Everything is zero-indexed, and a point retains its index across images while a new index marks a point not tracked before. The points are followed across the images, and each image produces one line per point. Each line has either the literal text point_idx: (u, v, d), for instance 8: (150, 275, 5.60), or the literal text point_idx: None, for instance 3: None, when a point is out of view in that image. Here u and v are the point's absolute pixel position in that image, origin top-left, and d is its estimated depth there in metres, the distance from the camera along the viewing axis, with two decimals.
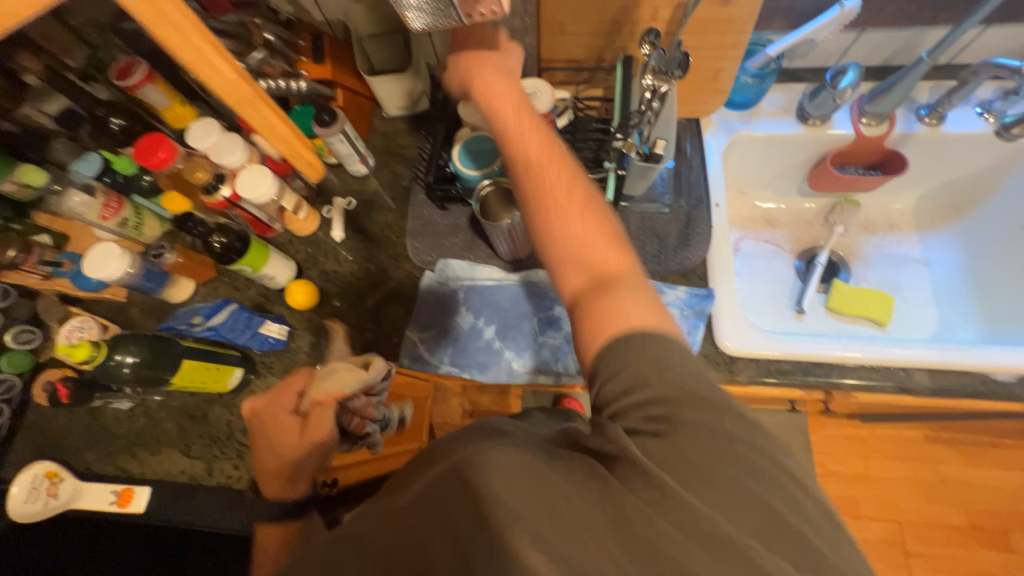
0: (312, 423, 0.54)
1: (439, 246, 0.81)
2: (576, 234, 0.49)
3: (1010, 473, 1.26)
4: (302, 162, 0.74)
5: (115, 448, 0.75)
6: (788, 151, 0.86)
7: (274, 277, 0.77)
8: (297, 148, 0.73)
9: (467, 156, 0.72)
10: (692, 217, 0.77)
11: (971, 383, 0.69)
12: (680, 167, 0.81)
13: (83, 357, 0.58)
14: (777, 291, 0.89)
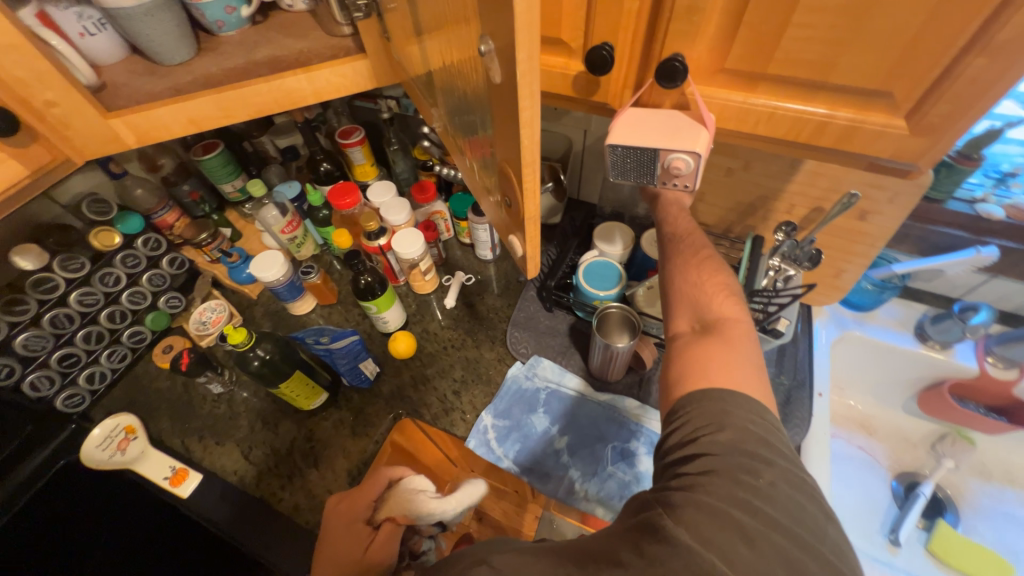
0: (380, 542, 0.56)
1: (535, 342, 0.86)
2: (714, 363, 0.49)
3: None
4: None
5: (188, 425, 0.79)
6: (902, 364, 0.84)
7: (387, 321, 0.85)
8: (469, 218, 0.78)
9: (591, 276, 0.80)
10: (791, 399, 0.76)
11: None
12: (786, 345, 0.82)
13: (238, 341, 0.63)
14: (868, 508, 0.83)
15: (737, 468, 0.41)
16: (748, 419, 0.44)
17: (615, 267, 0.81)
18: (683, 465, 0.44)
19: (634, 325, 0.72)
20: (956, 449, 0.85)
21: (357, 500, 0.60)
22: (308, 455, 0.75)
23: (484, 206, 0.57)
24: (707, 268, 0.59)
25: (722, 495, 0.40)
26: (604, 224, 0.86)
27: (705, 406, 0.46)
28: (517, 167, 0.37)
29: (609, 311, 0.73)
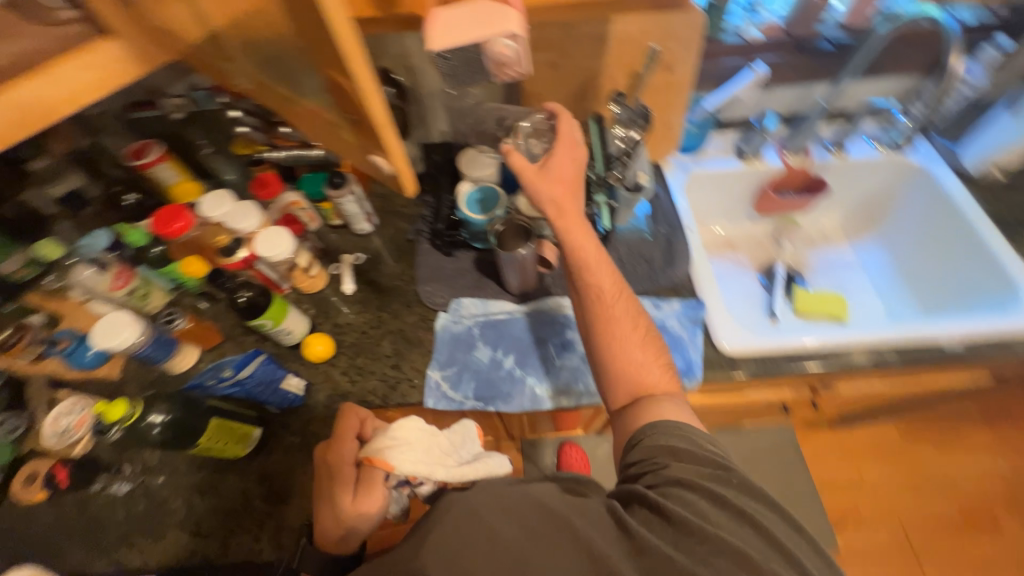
0: (367, 479, 0.61)
1: (450, 288, 0.86)
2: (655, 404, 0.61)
3: (973, 456, 1.41)
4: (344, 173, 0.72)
5: (108, 541, 0.67)
6: (736, 183, 1.03)
7: (291, 331, 0.78)
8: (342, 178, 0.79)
9: (475, 204, 0.82)
10: (672, 242, 0.89)
11: (927, 352, 0.79)
12: (653, 201, 0.94)
13: (123, 410, 0.59)
14: (750, 303, 1.00)
15: (697, 464, 0.56)
16: (700, 439, 0.59)
17: (493, 188, 0.83)
18: (662, 464, 0.57)
19: (528, 229, 0.76)
20: (788, 233, 1.09)
21: (341, 446, 0.64)
22: (269, 497, 0.70)
23: (348, 157, 0.56)
24: (639, 335, 0.65)
25: (693, 484, 0.54)
26: (466, 152, 0.88)
27: (668, 433, 0.58)
28: (338, 64, 0.38)
29: (503, 228, 0.76)
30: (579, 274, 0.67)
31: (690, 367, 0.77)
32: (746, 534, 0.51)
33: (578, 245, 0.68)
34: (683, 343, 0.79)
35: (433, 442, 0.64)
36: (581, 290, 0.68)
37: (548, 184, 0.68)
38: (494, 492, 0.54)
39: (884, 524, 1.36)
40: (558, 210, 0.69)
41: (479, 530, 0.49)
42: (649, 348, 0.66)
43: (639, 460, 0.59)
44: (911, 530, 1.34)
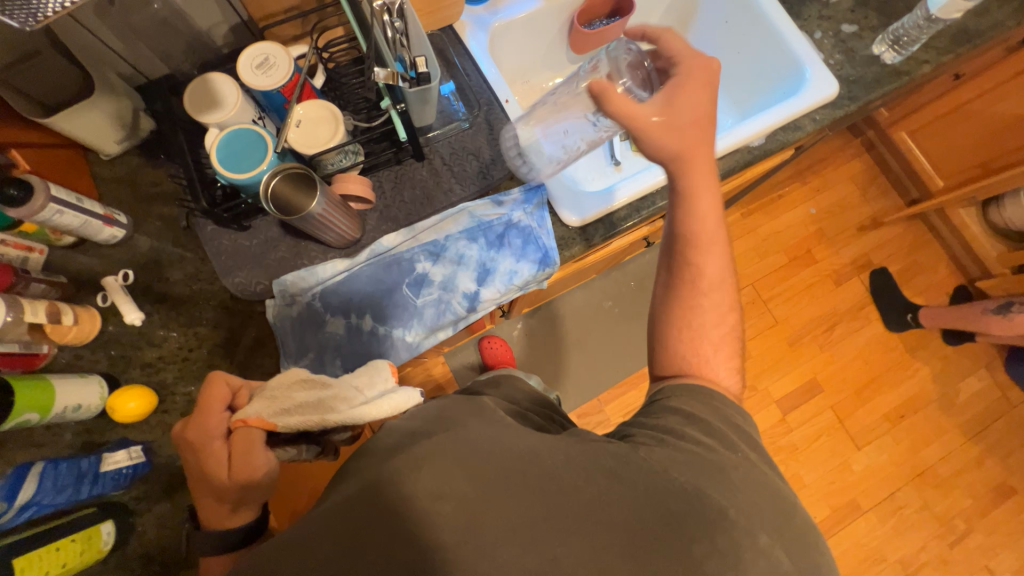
0: (239, 456, 0.52)
1: (265, 268, 0.71)
2: (703, 358, 0.62)
3: (793, 210, 1.72)
4: None
5: None
6: (541, 25, 0.91)
7: (79, 405, 0.61)
8: None
9: (233, 158, 0.62)
10: (493, 122, 0.78)
11: (741, 156, 0.84)
12: (458, 80, 0.79)
13: None
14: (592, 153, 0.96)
15: (710, 432, 0.53)
16: (728, 411, 0.57)
17: (250, 129, 0.63)
18: (674, 415, 0.55)
19: (309, 176, 0.60)
20: None
21: (203, 419, 0.54)
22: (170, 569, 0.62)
23: None
24: (719, 334, 0.63)
25: (696, 443, 0.51)
26: (192, 87, 0.63)
27: (700, 400, 0.57)
28: None
29: (276, 184, 0.59)
30: (685, 247, 0.63)
31: (546, 254, 0.75)
32: (730, 492, 0.47)
33: (704, 211, 0.63)
34: (534, 233, 0.75)
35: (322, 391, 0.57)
36: (679, 267, 0.64)
37: (675, 136, 0.60)
38: (466, 447, 0.46)
39: (741, 289, 1.67)
40: (691, 161, 0.62)
41: (421, 492, 0.42)
42: (733, 336, 0.64)
43: (658, 424, 0.54)
44: (760, 286, 1.68)
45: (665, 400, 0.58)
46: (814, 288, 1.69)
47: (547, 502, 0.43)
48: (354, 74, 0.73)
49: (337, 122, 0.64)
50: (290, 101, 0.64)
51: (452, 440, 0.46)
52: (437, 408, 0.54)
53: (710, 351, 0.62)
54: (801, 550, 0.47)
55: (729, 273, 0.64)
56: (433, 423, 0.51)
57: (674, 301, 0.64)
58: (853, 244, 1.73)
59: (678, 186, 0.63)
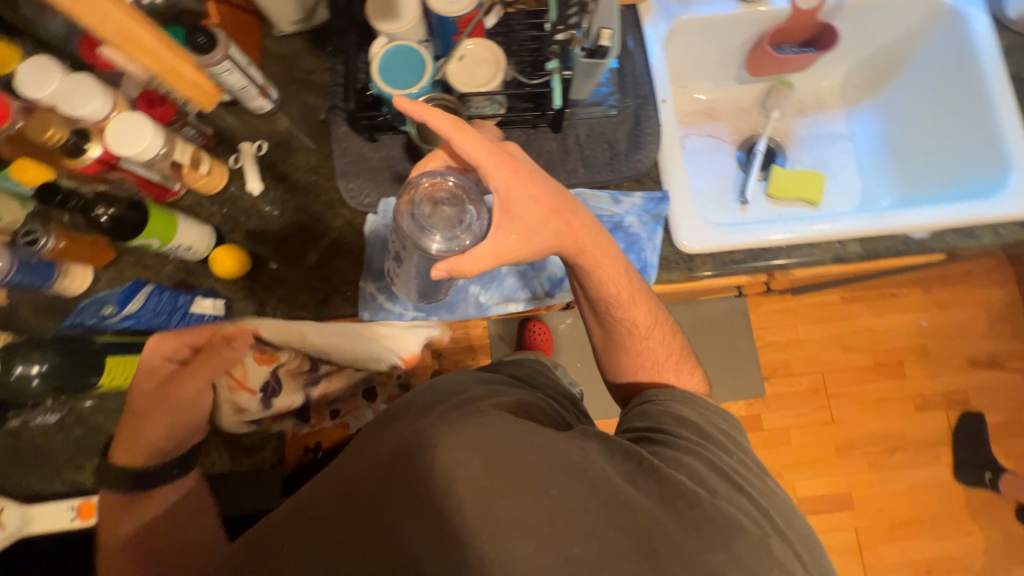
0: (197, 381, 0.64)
1: (377, 184, 0.73)
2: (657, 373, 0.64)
3: (905, 314, 1.50)
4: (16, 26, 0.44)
5: (57, 464, 0.67)
6: (727, 33, 0.84)
7: (190, 246, 0.66)
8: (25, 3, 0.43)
9: (391, 72, 0.63)
10: (641, 118, 0.74)
11: (892, 244, 0.75)
12: (623, 63, 0.76)
13: None
14: (722, 182, 0.90)
15: (702, 434, 0.53)
16: (712, 414, 0.56)
17: (413, 49, 0.64)
18: (664, 426, 0.53)
19: (456, 112, 0.61)
20: (779, 98, 0.96)
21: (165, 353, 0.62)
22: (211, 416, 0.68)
23: None
24: (669, 361, 0.64)
25: (695, 445, 0.50)
26: None
27: (686, 403, 0.56)
28: None
29: None
30: (608, 309, 0.62)
31: (643, 269, 0.71)
32: (745, 506, 0.46)
33: (609, 277, 0.60)
34: (638, 243, 0.72)
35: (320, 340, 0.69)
36: (610, 324, 0.64)
37: (547, 234, 0.54)
38: (468, 425, 0.44)
39: (810, 373, 1.49)
40: (577, 247, 0.57)
41: (435, 470, 0.41)
42: (666, 346, 0.65)
43: (654, 426, 0.54)
44: (831, 379, 1.49)
45: (647, 404, 0.57)
46: (891, 403, 1.49)
47: (558, 495, 0.42)
48: (526, 26, 0.71)
49: (496, 69, 0.63)
50: (462, 34, 0.64)
51: (471, 421, 0.44)
52: (423, 392, 0.54)
53: (660, 367, 0.64)
54: (812, 556, 0.46)
55: (655, 314, 0.64)
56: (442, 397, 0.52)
57: (611, 338, 0.65)
58: (955, 376, 1.51)
59: (579, 265, 0.59)
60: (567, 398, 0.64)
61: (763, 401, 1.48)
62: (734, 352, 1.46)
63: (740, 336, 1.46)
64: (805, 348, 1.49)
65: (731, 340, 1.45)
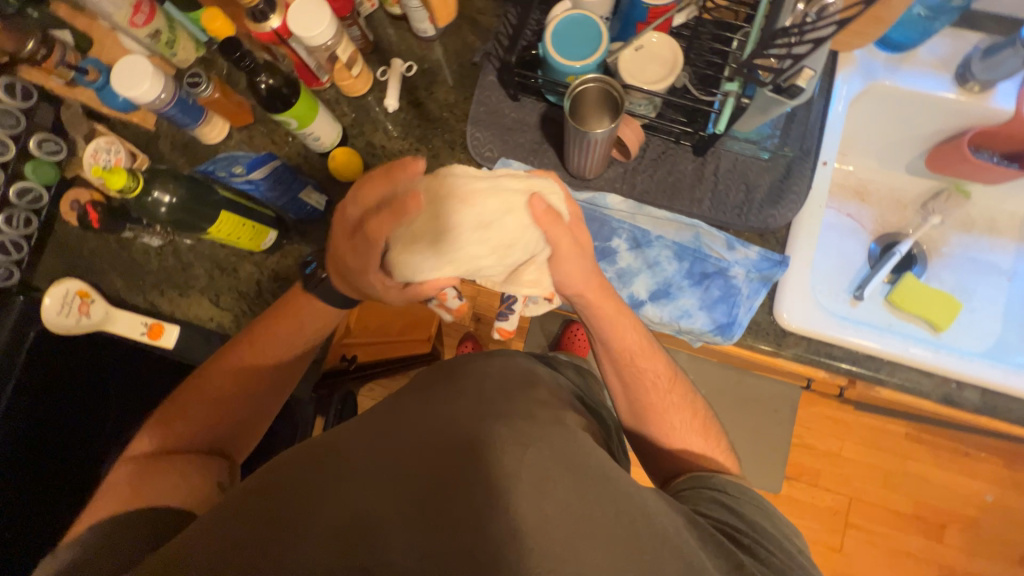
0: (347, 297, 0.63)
1: (503, 142, 0.72)
2: (666, 429, 0.62)
3: (970, 479, 1.33)
4: None
5: (144, 282, 0.74)
6: (921, 117, 0.75)
7: (319, 138, 0.69)
8: None
9: (563, 40, 0.61)
10: (793, 172, 0.68)
11: (1019, 408, 0.65)
12: (797, 108, 0.70)
13: (121, 186, 0.54)
14: (842, 269, 0.82)
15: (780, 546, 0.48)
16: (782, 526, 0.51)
17: (593, 23, 0.61)
18: (739, 525, 0.49)
19: (616, 102, 0.57)
20: (946, 204, 0.84)
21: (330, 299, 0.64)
22: (279, 295, 0.73)
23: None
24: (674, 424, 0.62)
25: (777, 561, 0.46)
26: None
27: (756, 508, 0.52)
28: None
29: (586, 89, 0.57)
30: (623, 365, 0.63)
31: (730, 324, 0.67)
32: None
33: (620, 333, 0.62)
34: (735, 297, 0.67)
35: (481, 209, 0.53)
36: (629, 381, 0.63)
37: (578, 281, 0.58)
38: (560, 443, 0.44)
39: (836, 493, 1.37)
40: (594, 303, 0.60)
41: (526, 474, 0.40)
42: (684, 407, 0.63)
43: (740, 526, 0.49)
44: (857, 509, 1.36)
45: (712, 493, 0.54)
46: (913, 561, 1.33)
47: (650, 561, 0.39)
48: (712, 37, 0.66)
49: (670, 71, 0.60)
50: (648, 24, 0.61)
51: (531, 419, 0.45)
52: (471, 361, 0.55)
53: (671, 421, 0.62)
54: None
55: (672, 372, 0.64)
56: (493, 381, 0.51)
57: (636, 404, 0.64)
58: (999, 565, 1.32)
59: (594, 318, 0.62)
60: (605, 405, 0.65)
61: (775, 498, 1.38)
62: (766, 439, 1.36)
63: (781, 427, 1.35)
64: (842, 466, 1.37)
65: (770, 426, 1.35)
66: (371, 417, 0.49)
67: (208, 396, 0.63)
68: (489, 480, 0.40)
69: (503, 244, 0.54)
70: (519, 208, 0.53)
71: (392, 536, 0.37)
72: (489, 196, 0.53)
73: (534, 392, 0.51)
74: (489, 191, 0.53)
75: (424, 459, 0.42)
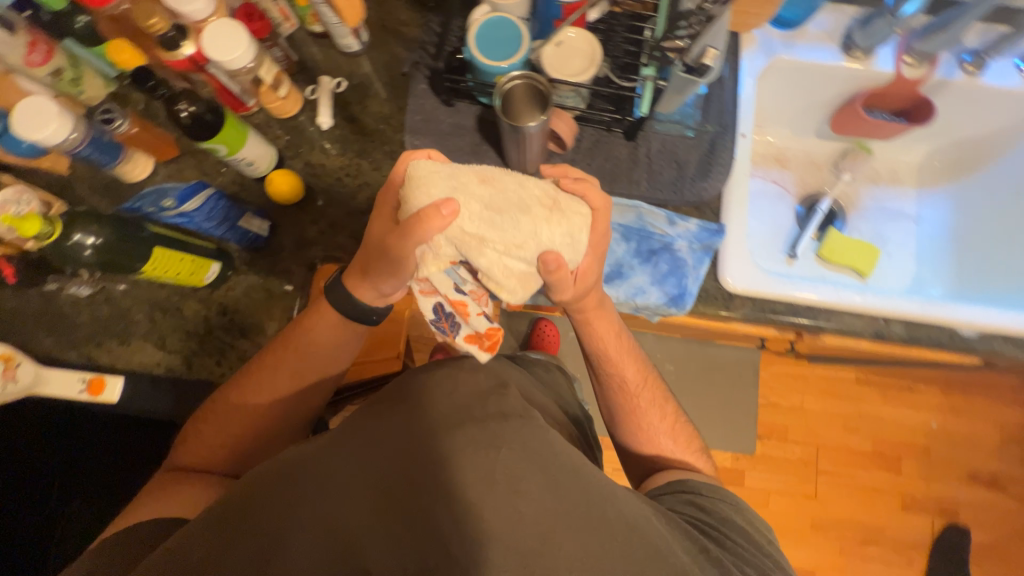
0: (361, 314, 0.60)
1: (442, 147, 0.72)
2: (647, 432, 0.65)
3: (916, 411, 1.46)
4: None
5: (76, 335, 0.69)
6: (820, 85, 0.83)
7: (252, 162, 0.67)
8: None
9: (487, 43, 0.63)
10: (716, 146, 0.73)
11: (938, 335, 0.72)
12: (712, 88, 0.75)
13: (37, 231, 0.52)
14: (775, 232, 0.89)
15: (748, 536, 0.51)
16: (752, 518, 0.54)
17: (513, 24, 0.64)
18: (707, 518, 0.52)
19: (543, 96, 0.59)
20: (855, 162, 0.93)
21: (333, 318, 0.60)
22: (230, 329, 0.70)
23: None
24: (659, 428, 0.65)
25: (746, 550, 0.49)
26: None
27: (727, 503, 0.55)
28: None
29: (514, 86, 0.59)
30: (609, 367, 0.66)
31: (681, 295, 0.70)
32: None
33: (602, 337, 0.64)
34: (683, 269, 0.71)
35: (500, 197, 0.49)
36: (611, 383, 0.66)
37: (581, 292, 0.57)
38: (532, 442, 0.43)
39: (804, 444, 1.45)
40: (584, 309, 0.62)
41: (500, 475, 0.41)
42: (660, 404, 0.66)
43: (712, 522, 0.52)
44: (824, 455, 1.45)
45: (682, 491, 0.57)
46: (879, 495, 1.43)
47: (624, 553, 0.40)
48: (627, 29, 0.70)
49: (591, 63, 0.63)
50: (565, 21, 0.64)
51: (503, 413, 0.46)
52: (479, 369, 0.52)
53: (653, 417, 0.65)
54: None
55: (652, 375, 0.67)
56: (477, 381, 0.50)
57: (616, 407, 0.66)
58: (952, 486, 1.44)
59: (580, 326, 0.64)
60: (575, 401, 0.68)
61: (751, 458, 1.44)
62: (734, 403, 1.43)
63: (745, 390, 1.44)
64: (806, 418, 1.46)
65: (735, 390, 1.43)
66: (343, 429, 0.47)
67: (244, 404, 0.60)
68: (462, 483, 0.40)
69: (509, 246, 0.48)
70: (542, 217, 0.49)
71: (370, 553, 0.37)
72: (514, 190, 0.49)
73: (504, 386, 0.51)
74: (514, 188, 0.49)
75: (395, 465, 0.42)
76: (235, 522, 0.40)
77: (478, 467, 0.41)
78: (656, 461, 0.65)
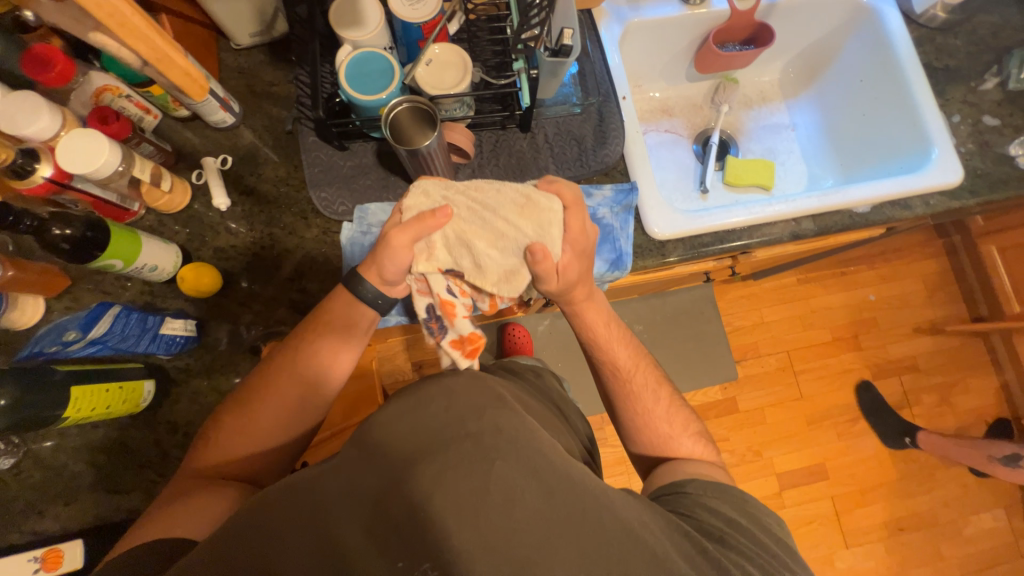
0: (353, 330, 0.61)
1: (351, 191, 0.72)
2: (649, 423, 0.66)
3: (854, 290, 1.60)
4: (176, 74, 0.59)
5: (11, 514, 0.61)
6: (675, 35, 0.90)
7: (156, 266, 0.63)
8: (165, 49, 0.56)
9: (359, 80, 0.63)
10: (605, 114, 0.77)
11: (840, 220, 0.80)
12: (583, 64, 0.79)
13: None
14: (683, 175, 0.95)
15: (739, 526, 0.53)
16: (742, 507, 0.56)
17: (379, 56, 0.64)
18: (699, 512, 0.54)
19: (430, 114, 0.60)
20: (727, 93, 1.01)
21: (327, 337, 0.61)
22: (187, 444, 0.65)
23: None
24: (663, 415, 0.67)
25: (738, 541, 0.51)
26: (339, 2, 0.65)
27: (722, 495, 0.57)
28: None
29: (399, 113, 0.60)
30: (611, 354, 0.68)
31: (619, 257, 0.74)
32: None
33: (597, 324, 0.67)
34: (613, 234, 0.75)
35: (481, 203, 0.55)
36: (613, 373, 0.68)
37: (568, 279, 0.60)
38: (526, 451, 0.43)
39: (776, 353, 1.56)
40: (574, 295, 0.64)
41: (494, 486, 0.41)
42: (653, 382, 0.68)
43: (707, 516, 0.53)
44: (796, 357, 1.56)
45: (675, 488, 0.58)
46: (851, 374, 1.56)
47: (618, 555, 0.41)
48: (489, 32, 0.73)
49: (464, 72, 0.65)
50: (427, 40, 0.66)
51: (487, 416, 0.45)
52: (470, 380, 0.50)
53: (653, 397, 0.67)
54: None
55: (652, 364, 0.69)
56: (460, 383, 0.49)
57: (617, 398, 0.68)
58: (905, 344, 1.59)
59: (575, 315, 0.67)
60: (568, 402, 0.67)
61: (736, 383, 1.53)
62: (706, 338, 1.51)
63: (711, 323, 1.52)
64: (770, 329, 1.56)
65: (702, 326, 1.51)
66: None
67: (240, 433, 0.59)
68: (453, 507, 0.39)
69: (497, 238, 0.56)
70: (514, 212, 0.55)
71: None
72: (493, 197, 0.56)
73: (488, 384, 0.50)
74: (492, 196, 0.55)
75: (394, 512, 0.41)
76: (221, 552, 0.40)
77: (466, 485, 0.40)
78: (650, 418, 0.67)
